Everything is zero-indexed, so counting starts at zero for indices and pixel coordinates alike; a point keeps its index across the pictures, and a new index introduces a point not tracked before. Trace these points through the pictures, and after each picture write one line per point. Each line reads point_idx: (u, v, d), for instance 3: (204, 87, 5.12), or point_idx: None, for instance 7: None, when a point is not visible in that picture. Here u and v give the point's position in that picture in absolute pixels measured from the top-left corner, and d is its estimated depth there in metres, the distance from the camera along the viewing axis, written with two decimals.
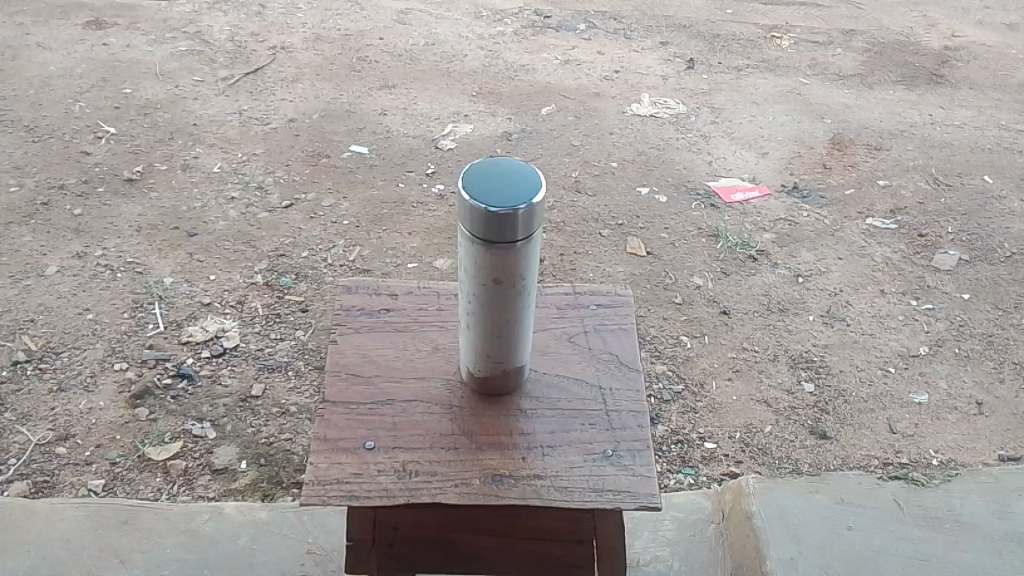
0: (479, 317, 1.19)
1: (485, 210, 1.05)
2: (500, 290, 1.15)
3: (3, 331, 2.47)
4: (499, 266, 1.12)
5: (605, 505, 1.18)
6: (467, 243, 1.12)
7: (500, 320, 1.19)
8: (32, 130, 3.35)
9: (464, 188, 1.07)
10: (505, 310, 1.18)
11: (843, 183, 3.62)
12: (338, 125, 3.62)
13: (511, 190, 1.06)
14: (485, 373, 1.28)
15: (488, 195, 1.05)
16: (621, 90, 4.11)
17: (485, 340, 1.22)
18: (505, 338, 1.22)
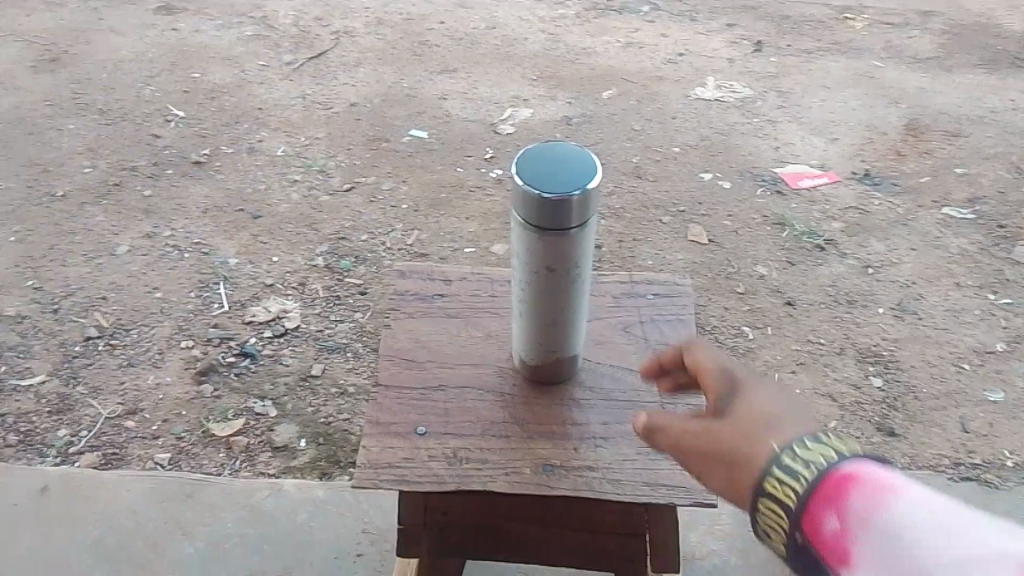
0: (533, 304, 1.18)
1: (539, 195, 1.03)
2: (554, 277, 1.13)
3: (77, 307, 2.57)
4: (554, 252, 1.10)
5: (658, 500, 1.16)
6: (520, 229, 1.10)
7: (555, 308, 1.18)
8: (106, 113, 3.46)
9: (517, 173, 1.05)
10: (559, 298, 1.16)
11: (917, 170, 3.48)
12: (399, 109, 3.64)
13: (566, 173, 1.04)
14: (538, 361, 1.27)
15: (541, 180, 1.03)
16: (685, 74, 4.02)
17: (538, 328, 1.21)
18: (559, 326, 1.20)
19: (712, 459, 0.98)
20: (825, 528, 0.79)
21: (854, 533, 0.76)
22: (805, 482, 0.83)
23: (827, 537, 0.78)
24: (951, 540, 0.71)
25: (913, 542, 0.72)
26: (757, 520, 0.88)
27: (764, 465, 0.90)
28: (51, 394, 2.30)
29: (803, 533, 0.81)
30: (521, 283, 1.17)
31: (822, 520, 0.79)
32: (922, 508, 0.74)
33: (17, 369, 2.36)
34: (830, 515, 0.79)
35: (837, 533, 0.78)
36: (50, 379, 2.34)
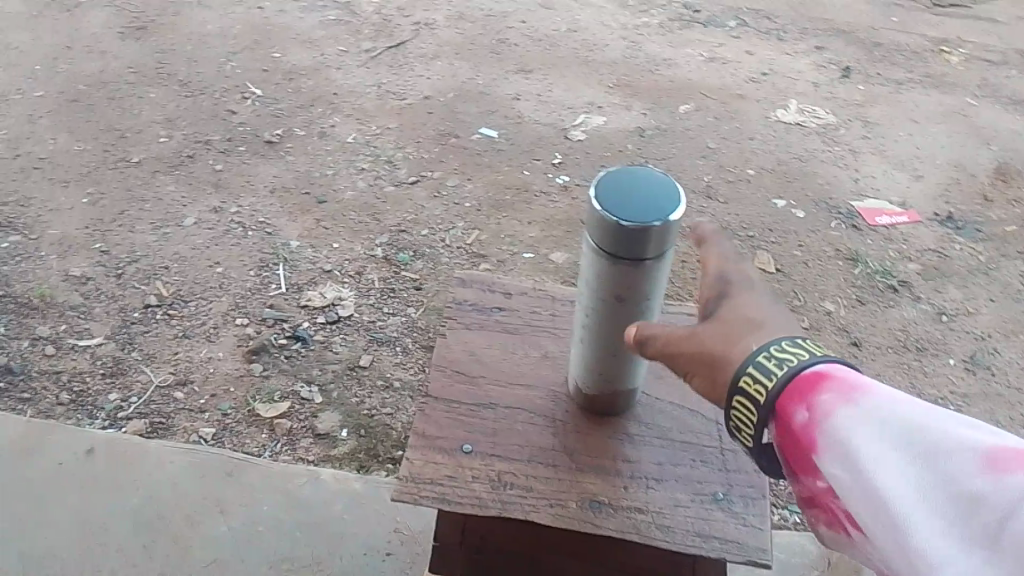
0: (596, 331, 1.15)
1: (617, 220, 1.01)
2: (622, 306, 1.11)
3: (140, 275, 2.61)
4: (626, 280, 1.08)
5: (707, 553, 1.11)
6: (594, 255, 1.08)
7: (618, 338, 1.15)
8: (186, 85, 3.52)
9: (597, 198, 1.03)
10: (625, 328, 1.13)
11: (1004, 218, 3.31)
12: (471, 106, 3.62)
13: (647, 201, 1.02)
14: (594, 391, 1.23)
15: (621, 205, 1.02)
16: (767, 94, 3.90)
17: (599, 357, 1.18)
18: (621, 357, 1.17)
19: (690, 358, 1.03)
20: (798, 419, 0.88)
21: (826, 424, 0.86)
22: (775, 386, 0.92)
23: (796, 423, 0.89)
24: (917, 430, 0.81)
25: (881, 432, 0.83)
26: (727, 413, 0.98)
27: (738, 366, 0.97)
28: (106, 357, 2.34)
29: (779, 424, 0.91)
30: (586, 308, 1.15)
31: (794, 412, 0.89)
32: (889, 403, 0.85)
33: (77, 330, 2.41)
34: (800, 407, 0.89)
35: (809, 421, 0.88)
36: (107, 342, 2.38)
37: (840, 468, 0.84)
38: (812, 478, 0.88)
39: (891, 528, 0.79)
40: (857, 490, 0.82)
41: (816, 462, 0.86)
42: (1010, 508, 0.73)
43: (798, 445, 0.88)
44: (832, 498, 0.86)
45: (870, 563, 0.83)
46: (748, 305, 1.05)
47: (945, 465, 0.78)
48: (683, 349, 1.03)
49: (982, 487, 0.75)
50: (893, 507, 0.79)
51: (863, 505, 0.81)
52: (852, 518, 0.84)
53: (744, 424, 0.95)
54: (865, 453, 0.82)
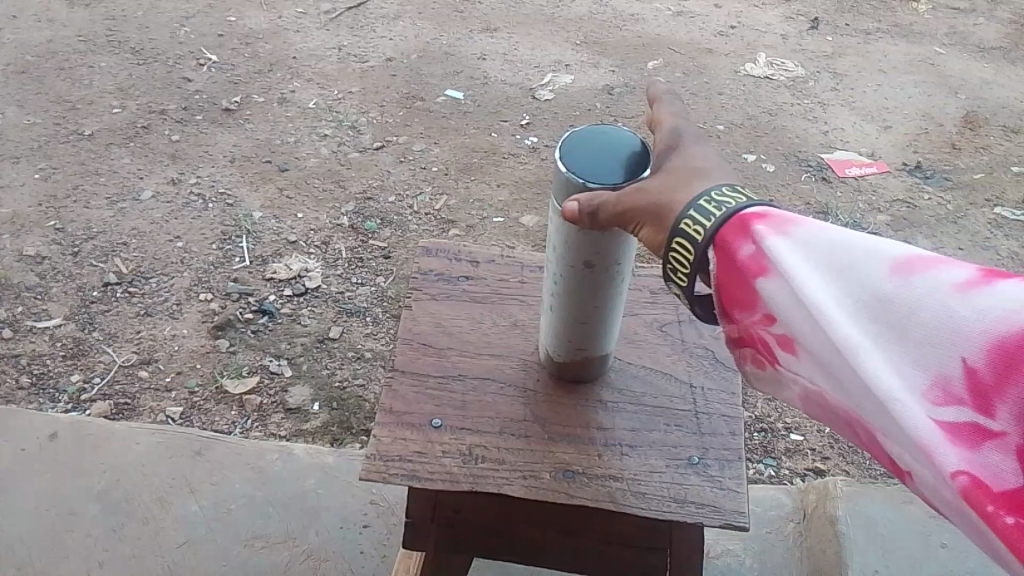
0: (566, 300, 1.12)
1: (585, 181, 1.00)
2: (590, 271, 1.08)
3: (97, 252, 2.52)
4: (594, 245, 1.04)
5: (684, 518, 1.09)
6: (560, 222, 1.05)
7: (589, 306, 1.12)
8: (138, 53, 3.39)
9: (562, 160, 1.02)
10: (595, 295, 1.10)
11: (972, 166, 3.32)
12: (436, 67, 3.53)
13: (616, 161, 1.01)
14: (565, 360, 1.20)
15: (590, 168, 1.01)
16: (736, 48, 3.86)
17: (570, 325, 1.15)
18: (591, 325, 1.14)
19: (633, 209, 0.95)
20: (737, 255, 0.85)
21: (766, 257, 0.83)
22: (715, 223, 0.88)
23: (736, 259, 0.86)
24: (844, 251, 0.80)
25: (812, 258, 0.81)
26: (667, 256, 0.93)
27: (682, 207, 0.92)
28: (66, 338, 2.27)
29: (718, 259, 0.88)
30: (554, 276, 1.11)
31: (736, 248, 0.86)
32: (818, 228, 0.83)
33: (34, 311, 2.33)
34: (742, 242, 0.85)
35: (751, 256, 0.84)
36: (66, 323, 2.31)
37: (779, 299, 0.82)
38: (744, 313, 0.87)
39: (828, 350, 0.80)
40: (797, 318, 0.82)
41: (752, 298, 0.85)
42: (933, 314, 0.74)
43: (735, 278, 0.86)
44: (769, 330, 0.86)
45: (803, 385, 0.86)
46: (693, 160, 0.99)
47: (869, 283, 0.78)
48: (625, 201, 0.96)
49: (906, 299, 0.75)
50: (828, 331, 0.79)
51: (802, 331, 0.82)
52: (787, 345, 0.85)
53: (682, 266, 0.92)
54: (800, 281, 0.81)
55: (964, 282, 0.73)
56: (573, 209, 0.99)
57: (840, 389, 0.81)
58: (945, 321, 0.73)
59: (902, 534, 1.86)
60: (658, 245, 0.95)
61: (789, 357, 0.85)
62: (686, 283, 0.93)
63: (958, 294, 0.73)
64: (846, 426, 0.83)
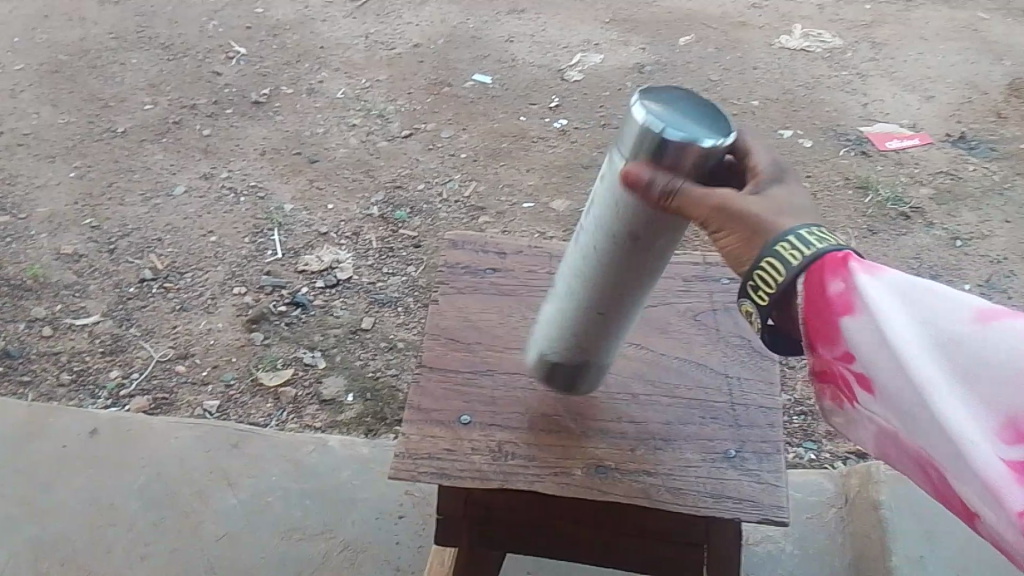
0: (607, 270, 1.02)
1: (685, 141, 0.89)
2: (648, 240, 0.98)
3: (133, 248, 2.56)
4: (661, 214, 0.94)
5: (722, 514, 1.06)
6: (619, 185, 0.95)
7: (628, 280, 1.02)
8: (168, 48, 3.41)
9: (642, 108, 0.91)
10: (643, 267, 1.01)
11: (1020, 134, 3.18)
12: (463, 52, 3.49)
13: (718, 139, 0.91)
14: (587, 340, 1.10)
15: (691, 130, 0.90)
16: (770, 21, 3.76)
17: (606, 300, 1.04)
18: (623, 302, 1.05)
19: (722, 213, 0.90)
20: (826, 289, 0.84)
21: (853, 294, 0.82)
22: (818, 249, 0.86)
23: (825, 291, 0.84)
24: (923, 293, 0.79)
25: (894, 297, 0.80)
26: (750, 272, 0.90)
27: (780, 231, 0.88)
28: (105, 335, 2.30)
29: (808, 288, 0.86)
30: (605, 244, 1.00)
31: (826, 281, 0.84)
32: (901, 274, 0.82)
33: (73, 309, 2.36)
34: (832, 277, 0.84)
35: (839, 292, 0.83)
36: (104, 320, 2.34)
37: (860, 337, 0.81)
38: (826, 349, 0.85)
39: (903, 388, 0.78)
40: (873, 356, 0.80)
41: (834, 333, 0.83)
42: (1010, 356, 0.73)
43: (818, 314, 0.85)
44: (843, 366, 0.84)
45: (873, 425, 0.84)
46: (793, 188, 0.95)
47: (948, 324, 0.77)
48: (716, 200, 0.90)
49: (988, 345, 0.74)
50: (906, 369, 0.78)
51: (875, 369, 0.80)
52: (863, 384, 0.83)
53: (767, 286, 0.89)
54: (882, 318, 0.79)
55: None
56: (654, 182, 0.91)
57: (910, 429, 0.79)
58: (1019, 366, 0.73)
59: (951, 519, 1.80)
60: (740, 266, 0.92)
61: (862, 396, 0.84)
62: (767, 303, 0.90)
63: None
64: (918, 467, 0.82)
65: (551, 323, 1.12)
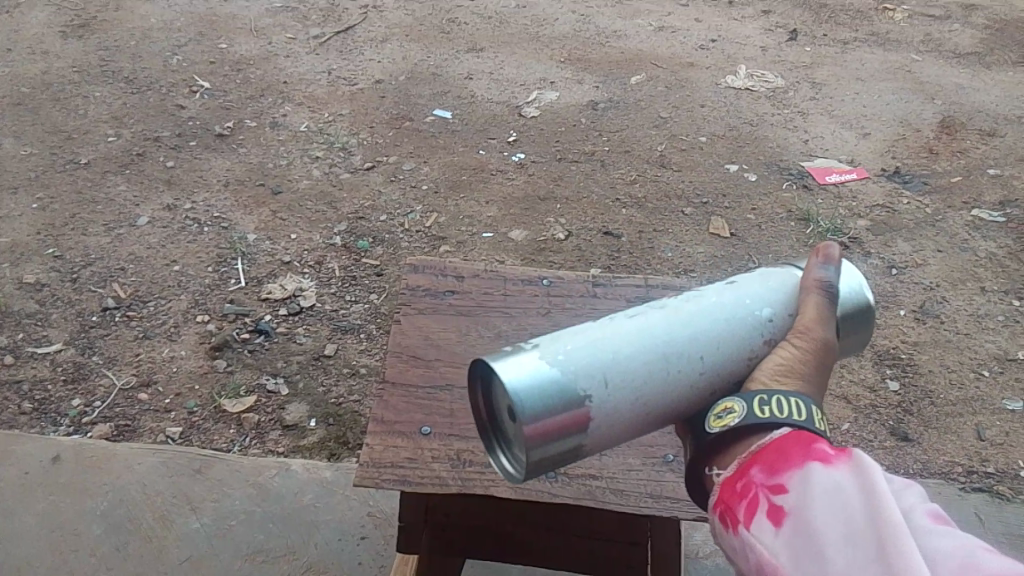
0: (649, 377, 0.91)
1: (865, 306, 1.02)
2: (710, 385, 0.95)
3: (96, 277, 2.58)
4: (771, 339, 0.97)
5: (661, 513, 1.16)
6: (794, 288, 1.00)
7: (644, 397, 0.91)
8: (131, 82, 3.47)
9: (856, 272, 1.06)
10: (668, 399, 0.93)
11: (950, 169, 3.40)
12: (424, 88, 3.61)
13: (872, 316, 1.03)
14: (571, 420, 0.87)
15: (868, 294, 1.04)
16: (716, 61, 3.97)
17: (619, 403, 0.90)
18: (612, 418, 0.90)
19: (823, 342, 0.94)
20: (812, 442, 0.80)
21: (837, 451, 0.79)
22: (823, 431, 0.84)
23: (812, 444, 0.80)
24: (898, 485, 0.77)
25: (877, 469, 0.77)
26: (774, 392, 0.87)
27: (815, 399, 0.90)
28: (67, 363, 2.32)
29: (789, 435, 0.82)
30: (675, 349, 0.93)
31: (811, 440, 0.81)
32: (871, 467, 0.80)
33: (36, 337, 2.38)
34: (826, 443, 0.80)
35: (825, 448, 0.79)
36: (67, 348, 2.36)
37: (819, 475, 0.76)
38: (763, 477, 0.80)
39: (830, 524, 0.72)
40: (818, 491, 0.75)
41: (784, 465, 0.79)
42: (957, 545, 0.68)
43: (780, 449, 0.81)
44: (767, 495, 0.79)
45: (755, 559, 0.76)
46: None
47: (909, 504, 0.73)
48: (830, 334, 0.95)
49: (935, 528, 0.71)
50: (849, 514, 0.72)
51: (810, 501, 0.75)
52: (776, 515, 0.77)
53: (779, 410, 0.85)
54: (858, 469, 0.75)
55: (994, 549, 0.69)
56: (830, 278, 0.98)
57: (808, 567, 0.71)
58: (965, 556, 0.67)
59: None
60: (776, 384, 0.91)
61: (765, 527, 0.77)
62: (761, 418, 0.85)
63: (984, 548, 0.68)
64: None
65: (546, 369, 0.87)
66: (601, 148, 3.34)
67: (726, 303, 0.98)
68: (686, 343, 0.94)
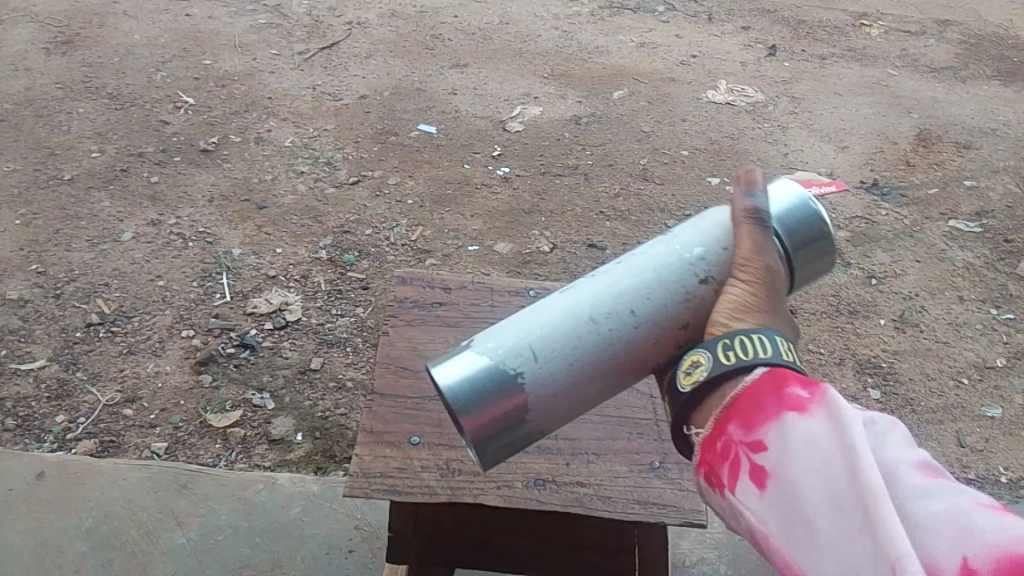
0: (581, 342, 0.96)
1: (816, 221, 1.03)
2: (655, 332, 0.98)
3: (80, 293, 2.57)
4: (709, 275, 0.99)
5: (647, 518, 1.17)
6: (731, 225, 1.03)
7: (581, 361, 0.96)
8: (115, 98, 3.47)
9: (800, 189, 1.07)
10: (613, 359, 0.97)
11: (927, 181, 3.46)
12: (408, 103, 3.64)
13: (822, 227, 1.03)
14: (511, 403, 0.93)
15: (813, 205, 1.04)
16: (697, 76, 4.03)
17: (557, 373, 0.95)
18: (555, 389, 0.95)
19: (767, 270, 0.96)
20: (784, 386, 0.80)
21: (813, 399, 0.78)
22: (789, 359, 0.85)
23: (786, 390, 0.80)
24: (880, 427, 0.76)
25: (857, 417, 0.76)
26: (737, 334, 0.88)
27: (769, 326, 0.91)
28: (51, 379, 2.30)
29: (763, 377, 0.83)
30: (604, 310, 0.97)
31: (786, 386, 0.81)
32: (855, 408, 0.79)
33: (19, 354, 2.36)
34: (798, 384, 0.80)
35: (799, 395, 0.79)
36: (50, 364, 2.35)
37: (796, 432, 0.76)
38: (742, 434, 0.80)
39: (812, 487, 0.72)
40: (797, 450, 0.75)
41: (761, 421, 0.79)
42: (947, 510, 0.67)
43: (758, 402, 0.81)
44: (747, 454, 0.79)
45: (746, 522, 0.78)
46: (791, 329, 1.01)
47: (894, 458, 0.72)
48: (771, 261, 0.97)
49: (924, 487, 0.70)
50: (829, 473, 0.72)
51: (790, 462, 0.75)
52: (759, 476, 0.77)
53: (745, 352, 0.86)
54: (834, 419, 0.75)
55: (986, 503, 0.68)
56: (759, 205, 0.99)
57: (795, 532, 0.72)
58: (960, 519, 0.66)
59: None
60: (732, 320, 0.93)
61: (749, 489, 0.78)
62: (728, 365, 0.86)
63: (976, 506, 0.67)
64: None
65: (474, 364, 0.93)
66: (584, 162, 3.38)
67: (652, 255, 1.02)
68: (614, 302, 0.98)
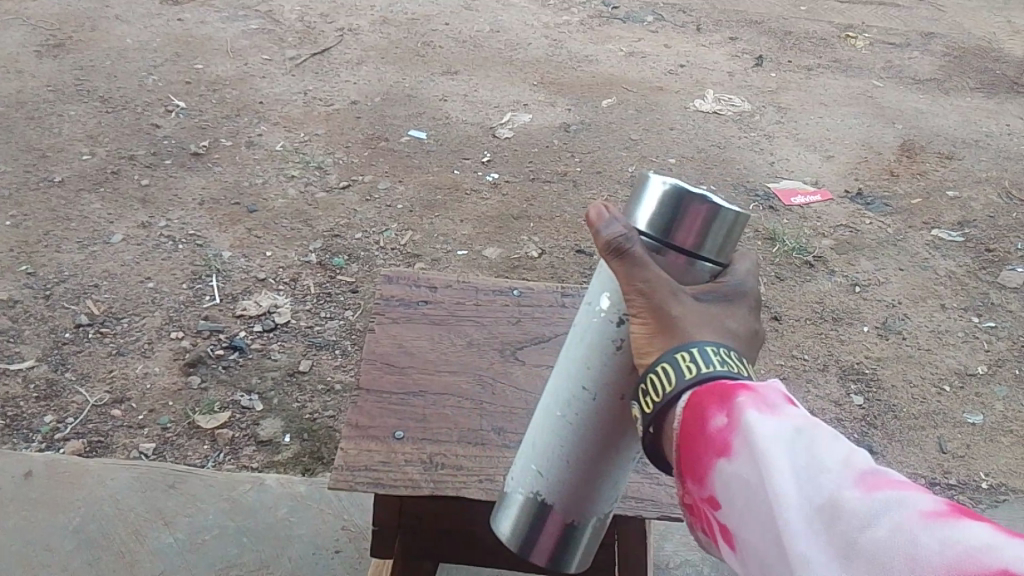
0: (569, 438, 0.97)
1: (702, 204, 0.84)
2: (611, 389, 0.93)
3: (70, 294, 2.58)
4: (623, 316, 0.91)
5: (626, 512, 1.20)
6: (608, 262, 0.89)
7: (579, 449, 0.96)
8: (107, 101, 3.48)
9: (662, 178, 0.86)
10: (602, 427, 0.95)
11: (910, 191, 3.51)
12: (399, 109, 3.67)
13: (699, 203, 0.84)
14: (551, 521, 0.99)
15: (676, 184, 0.85)
16: (685, 85, 4.08)
17: (572, 470, 0.97)
18: (575, 482, 0.98)
19: (648, 304, 0.83)
20: (704, 421, 0.74)
21: (735, 430, 0.71)
22: (702, 374, 0.77)
23: (706, 424, 0.73)
24: (808, 440, 0.67)
25: (778, 437, 0.68)
26: (646, 374, 0.82)
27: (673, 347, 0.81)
28: (39, 380, 2.31)
29: (685, 413, 0.76)
30: (565, 403, 0.97)
31: (706, 418, 0.74)
32: (786, 418, 0.70)
33: (7, 354, 2.37)
34: (714, 409, 0.73)
35: (719, 427, 0.72)
36: (39, 365, 2.35)
37: (732, 479, 0.70)
38: (697, 488, 0.74)
39: (764, 541, 0.66)
40: (740, 500, 0.68)
41: (705, 471, 0.73)
42: (890, 535, 0.59)
43: (695, 449, 0.74)
44: (710, 510, 0.73)
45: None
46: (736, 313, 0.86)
47: (830, 480, 0.64)
48: (650, 292, 0.83)
49: (863, 506, 0.61)
50: (770, 522, 0.65)
51: (742, 518, 0.68)
52: (727, 533, 0.71)
53: (656, 393, 0.80)
54: (760, 452, 0.68)
55: (930, 511, 0.59)
56: (611, 243, 0.84)
57: None
58: (906, 544, 0.58)
59: None
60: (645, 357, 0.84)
61: (726, 549, 0.72)
62: (651, 413, 0.81)
63: (922, 519, 0.59)
64: None
65: (512, 509, 1.01)
66: (574, 169, 3.41)
67: (577, 324, 0.97)
68: (570, 389, 0.96)
